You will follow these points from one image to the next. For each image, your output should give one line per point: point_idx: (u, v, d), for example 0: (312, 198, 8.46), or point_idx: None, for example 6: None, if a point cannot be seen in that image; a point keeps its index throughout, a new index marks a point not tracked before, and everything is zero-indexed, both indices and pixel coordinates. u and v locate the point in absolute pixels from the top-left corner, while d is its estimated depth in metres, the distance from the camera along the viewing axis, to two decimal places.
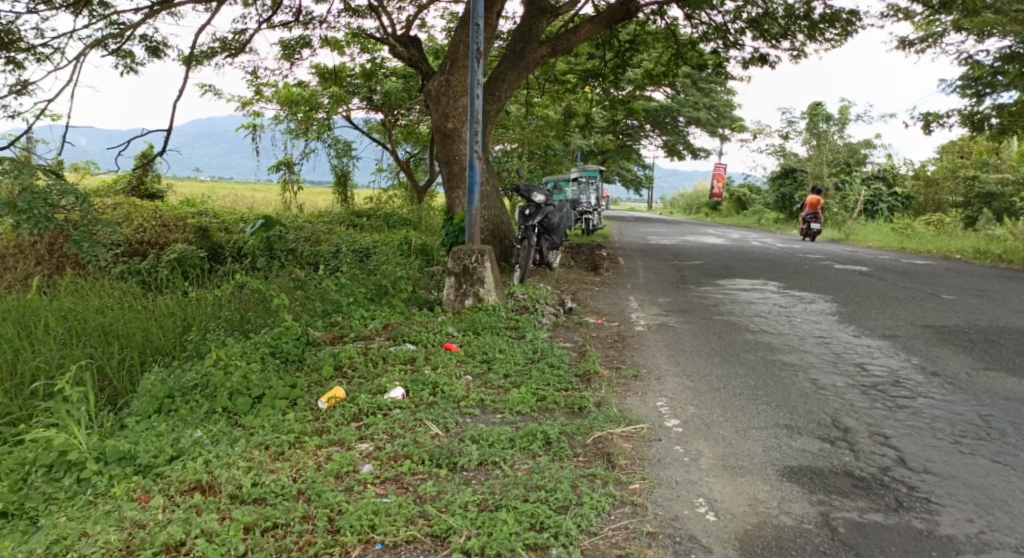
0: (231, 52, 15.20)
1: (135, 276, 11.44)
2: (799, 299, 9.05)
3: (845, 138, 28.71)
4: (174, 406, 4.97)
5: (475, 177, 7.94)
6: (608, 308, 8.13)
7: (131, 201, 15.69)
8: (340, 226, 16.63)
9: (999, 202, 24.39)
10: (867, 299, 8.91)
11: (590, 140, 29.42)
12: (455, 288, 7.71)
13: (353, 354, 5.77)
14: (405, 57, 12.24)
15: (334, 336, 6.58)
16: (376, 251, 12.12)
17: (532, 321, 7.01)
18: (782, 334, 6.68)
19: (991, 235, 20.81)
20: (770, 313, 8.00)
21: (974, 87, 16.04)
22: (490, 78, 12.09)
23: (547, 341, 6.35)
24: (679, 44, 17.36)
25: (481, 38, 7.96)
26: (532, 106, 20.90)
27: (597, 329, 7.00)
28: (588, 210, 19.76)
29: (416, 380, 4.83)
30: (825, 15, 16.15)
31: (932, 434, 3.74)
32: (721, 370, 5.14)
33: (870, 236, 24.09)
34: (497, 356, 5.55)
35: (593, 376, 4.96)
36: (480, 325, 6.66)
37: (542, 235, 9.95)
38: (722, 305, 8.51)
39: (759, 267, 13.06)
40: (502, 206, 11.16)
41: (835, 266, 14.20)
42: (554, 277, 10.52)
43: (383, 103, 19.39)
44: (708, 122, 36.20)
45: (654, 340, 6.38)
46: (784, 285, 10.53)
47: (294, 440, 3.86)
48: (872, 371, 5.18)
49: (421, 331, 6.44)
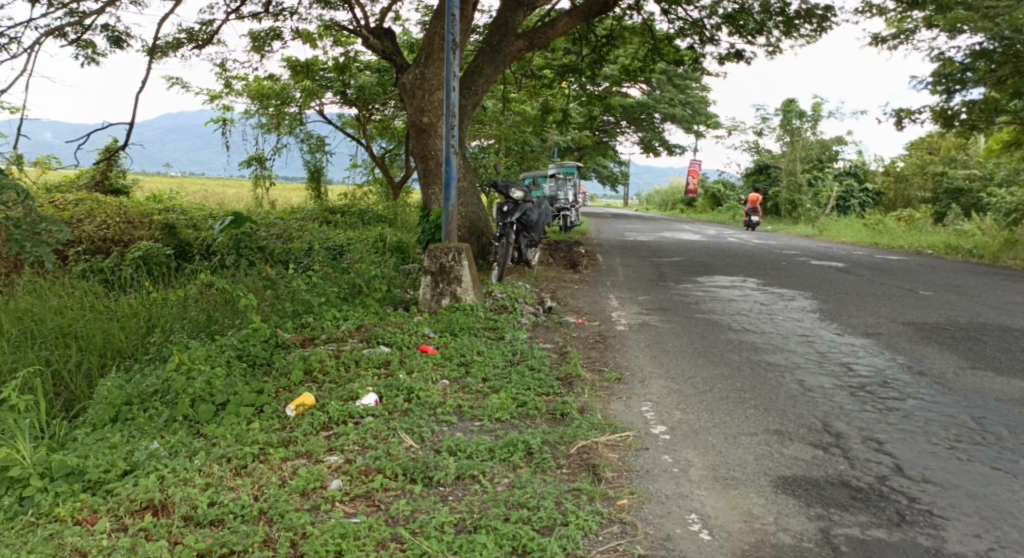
0: (199, 44, 14.85)
1: (99, 275, 11.10)
2: (779, 296, 8.94)
3: (818, 135, 28.85)
4: (133, 414, 4.77)
5: (451, 172, 7.72)
6: (587, 307, 7.96)
7: (95, 198, 15.29)
8: (312, 223, 16.33)
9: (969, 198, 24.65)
10: (847, 296, 8.82)
11: (567, 136, 29.31)
12: (432, 287, 7.49)
13: (324, 357, 5.56)
14: (379, 50, 12.00)
15: (303, 337, 6.37)
16: (349, 248, 11.86)
17: (510, 321, 6.82)
18: (765, 333, 6.54)
19: (961, 230, 21.01)
20: (750, 311, 7.88)
21: (945, 83, 16.06)
22: (466, 72, 11.86)
23: (525, 341, 6.16)
24: (654, 39, 17.26)
25: (458, 29, 7.72)
26: (508, 101, 20.71)
27: (577, 329, 6.82)
28: (565, 205, 19.61)
29: (389, 386, 4.61)
30: (800, 11, 16.11)
31: (927, 440, 3.61)
32: (707, 372, 4.98)
33: (844, 232, 24.22)
34: (474, 359, 5.36)
35: (574, 380, 4.78)
36: (457, 325, 6.46)
37: (520, 232, 9.76)
38: (703, 303, 8.38)
39: (737, 264, 12.98)
40: (479, 203, 10.95)
41: (812, 262, 14.18)
42: (532, 275, 10.33)
43: (357, 97, 19.09)
44: (683, 119, 36.25)
45: (637, 340, 6.21)
46: (763, 281, 10.43)
47: (258, 454, 3.67)
48: (859, 371, 5.05)
49: (395, 332, 6.23)
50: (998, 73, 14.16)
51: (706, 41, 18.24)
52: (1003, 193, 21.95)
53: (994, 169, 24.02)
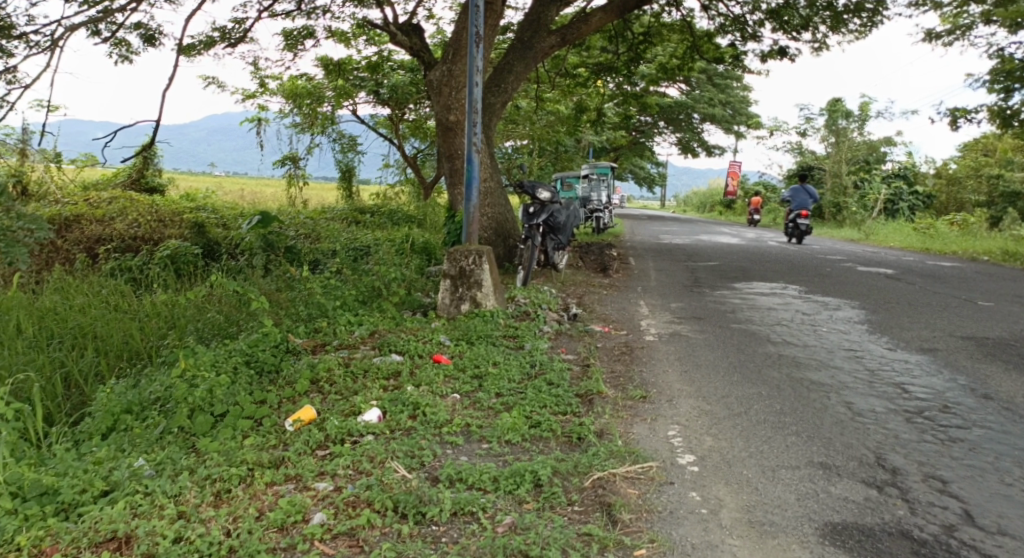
0: (231, 42, 14.73)
1: (126, 273, 10.89)
2: (822, 305, 8.42)
3: (864, 136, 28.00)
4: (130, 422, 4.44)
5: (473, 171, 7.36)
6: (614, 315, 7.55)
7: (127, 196, 15.22)
8: (341, 222, 16.13)
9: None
10: (896, 306, 8.28)
11: (603, 136, 28.82)
12: (450, 292, 7.14)
13: (332, 365, 5.21)
14: (406, 46, 11.71)
15: (315, 342, 6.04)
16: (375, 249, 11.56)
17: (533, 329, 6.43)
18: (806, 346, 6.07)
19: (1017, 236, 20.10)
20: (791, 321, 7.39)
21: (1002, 81, 15.30)
22: (496, 68, 11.48)
23: (547, 352, 5.77)
24: (694, 36, 16.74)
25: (481, 21, 7.35)
26: (543, 100, 20.33)
27: (604, 339, 6.41)
28: (599, 207, 19.16)
29: (394, 400, 4.25)
30: (849, 5, 15.48)
31: (998, 479, 3.15)
32: (741, 391, 4.54)
33: (891, 236, 23.36)
34: (490, 371, 4.99)
35: (595, 398, 4.39)
36: (475, 333, 6.09)
37: (547, 235, 9.39)
38: (740, 312, 7.91)
39: (778, 270, 12.44)
40: (507, 203, 10.60)
41: (858, 268, 13.55)
42: (560, 279, 9.93)
43: (391, 96, 18.87)
44: (723, 119, 35.49)
45: (666, 353, 5.79)
46: (806, 289, 9.89)
47: (244, 476, 3.32)
48: (913, 393, 4.58)
49: (409, 340, 5.88)
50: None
51: (748, 37, 17.68)
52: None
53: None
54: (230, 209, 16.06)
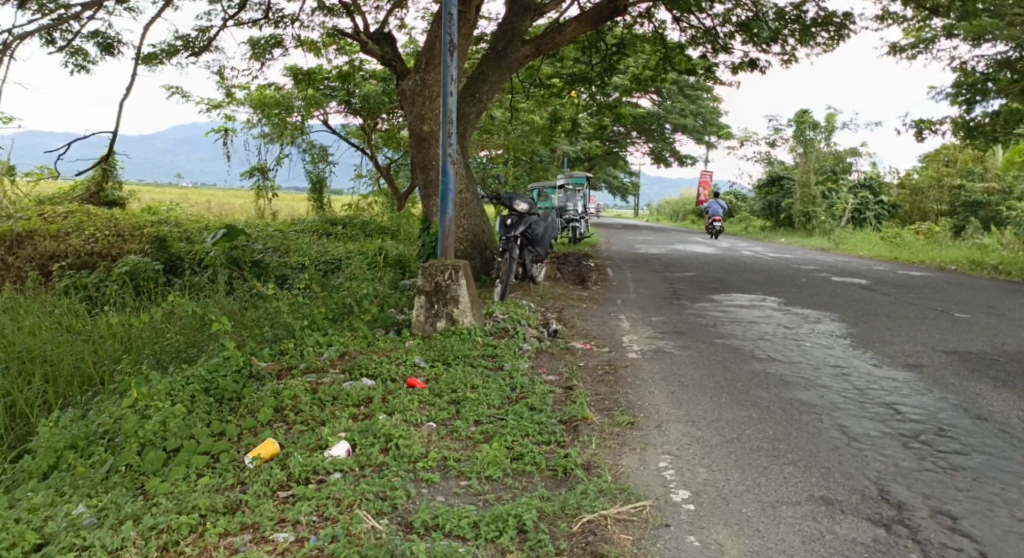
0: (195, 51, 14.39)
1: (85, 291, 10.50)
2: (803, 318, 8.29)
3: (833, 146, 28.24)
4: (75, 460, 4.18)
5: (448, 183, 7.13)
6: (595, 330, 7.33)
7: (86, 209, 14.77)
8: (311, 234, 15.81)
9: (986, 211, 24.07)
10: (877, 319, 8.17)
11: (577, 146, 28.74)
12: (426, 308, 6.87)
13: (299, 392, 4.94)
14: (378, 55, 11.47)
15: (280, 366, 5.77)
16: (346, 263, 11.27)
17: (512, 348, 6.19)
18: (793, 362, 5.91)
19: (984, 244, 20.31)
20: (774, 335, 7.24)
21: (966, 94, 15.41)
22: (470, 78, 11.27)
23: (527, 373, 5.53)
24: (666, 48, 16.70)
25: (455, 28, 7.12)
26: (516, 111, 20.16)
27: (585, 357, 6.19)
28: (573, 218, 19.02)
29: (365, 431, 3.99)
30: (817, 18, 15.51)
31: (1011, 514, 2.98)
32: (732, 415, 4.34)
33: (860, 245, 23.52)
34: (468, 396, 4.74)
35: (580, 425, 4.17)
36: (451, 353, 5.84)
37: (525, 247, 9.15)
38: (722, 326, 7.74)
39: (755, 280, 12.34)
40: (482, 215, 10.36)
41: (833, 278, 13.51)
42: (538, 292, 9.70)
43: (362, 106, 18.58)
44: (694, 129, 35.65)
45: (651, 371, 5.58)
46: (785, 300, 9.77)
47: (195, 526, 3.09)
48: (908, 413, 4.42)
49: (381, 362, 5.62)
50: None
51: (718, 49, 17.69)
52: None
53: (1014, 181, 23.36)
54: (195, 222, 15.67)
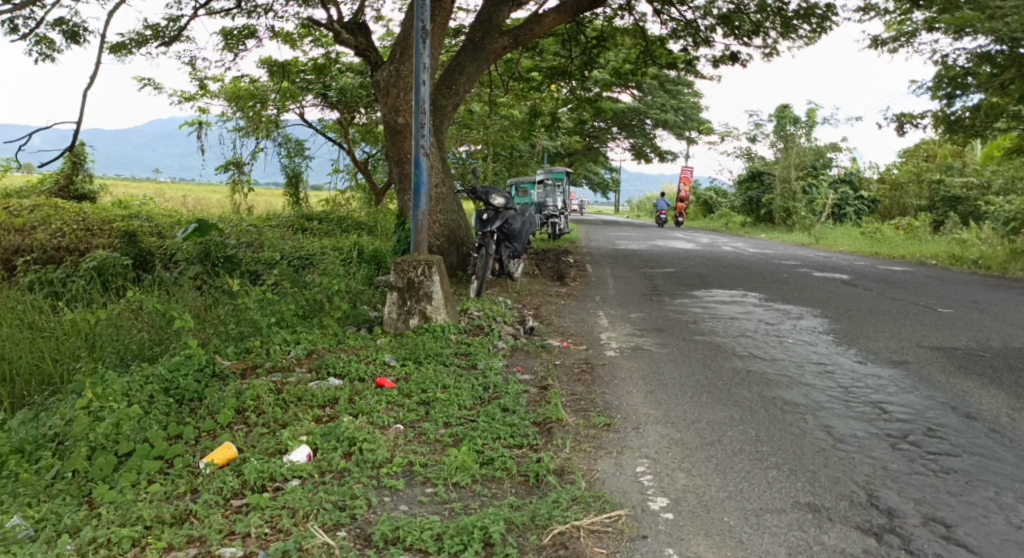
0: (165, 41, 14.04)
1: (49, 287, 10.16)
2: (784, 314, 8.16)
3: (812, 142, 28.27)
4: (19, 466, 3.94)
5: (421, 175, 6.91)
6: (573, 328, 7.15)
7: (52, 203, 14.37)
8: (286, 230, 15.51)
9: (964, 206, 24.18)
10: (859, 314, 8.05)
11: (557, 141, 28.55)
12: (398, 306, 6.66)
13: (261, 392, 4.71)
14: (352, 45, 11.21)
15: (244, 365, 5.53)
16: (320, 259, 11.00)
17: (486, 346, 5.99)
18: (775, 359, 5.75)
19: (962, 239, 20.39)
20: (756, 331, 7.08)
21: (945, 88, 15.41)
22: (447, 70, 11.04)
23: (501, 372, 5.33)
24: (647, 41, 16.56)
25: (427, 15, 6.90)
26: (496, 105, 19.92)
27: (562, 354, 6.00)
28: (554, 213, 18.85)
29: (327, 435, 3.77)
30: (799, 11, 15.43)
31: (1007, 521, 2.83)
32: (713, 415, 4.15)
33: (840, 240, 23.54)
34: (438, 396, 4.54)
35: (553, 427, 3.97)
36: (423, 351, 5.62)
37: (502, 242, 8.94)
38: (703, 322, 7.58)
39: (736, 276, 12.21)
40: (459, 210, 10.15)
41: (814, 274, 13.42)
42: (515, 288, 9.50)
43: (339, 100, 18.27)
44: (675, 125, 35.60)
45: (630, 370, 5.40)
46: (767, 296, 9.64)
47: (139, 538, 2.87)
48: (895, 412, 4.26)
49: (350, 361, 5.40)
50: (1002, 77, 13.59)
51: (700, 43, 17.58)
52: (1004, 201, 21.36)
53: (992, 177, 23.48)
54: (167, 217, 15.31)
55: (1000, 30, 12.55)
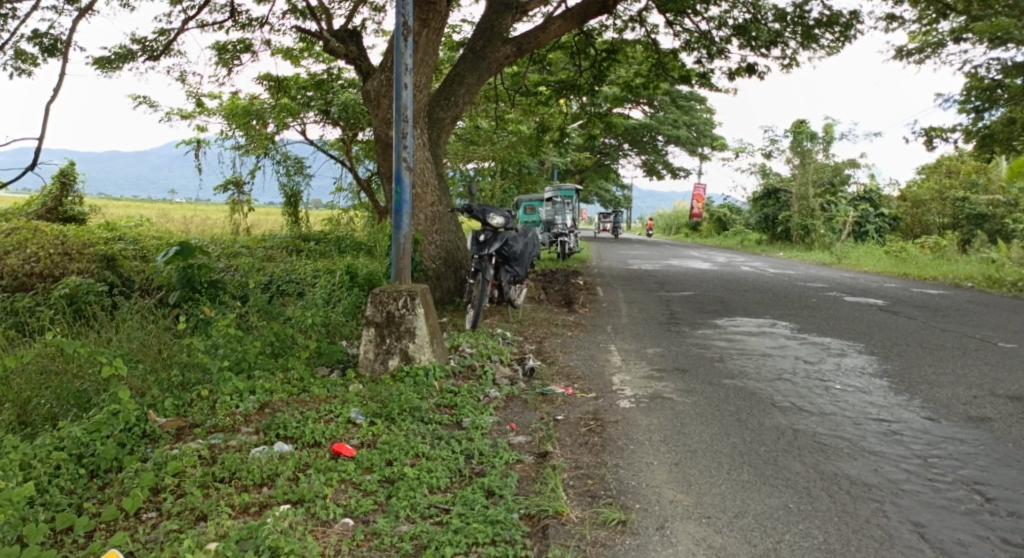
0: (152, 54, 13.25)
1: (13, 318, 9.23)
2: (823, 349, 7.15)
3: (831, 157, 27.30)
4: None
5: (403, 193, 6.02)
6: (580, 368, 6.17)
7: (33, 226, 13.53)
8: (280, 251, 14.63)
9: (990, 224, 23.05)
10: (909, 351, 7.01)
11: (567, 159, 27.68)
12: (375, 344, 5.70)
13: (186, 462, 3.77)
14: (342, 54, 10.32)
15: (182, 420, 4.60)
16: (309, 285, 10.04)
17: (474, 397, 5.03)
18: (826, 414, 4.76)
19: (991, 259, 19.35)
20: (795, 374, 6.06)
21: (968, 101, 14.45)
22: (445, 80, 10.11)
23: (491, 432, 4.37)
24: (660, 52, 15.67)
25: (410, 10, 5.98)
26: (503, 121, 19.01)
27: (567, 406, 5.01)
28: (563, 232, 17.95)
29: (244, 546, 2.85)
30: (822, 18, 14.49)
31: None
32: (762, 504, 3.18)
33: (863, 260, 22.49)
34: (405, 472, 3.56)
35: (550, 526, 3.04)
36: (396, 404, 4.67)
37: (501, 265, 7.99)
38: (731, 360, 6.59)
39: (761, 301, 11.19)
40: (457, 230, 9.21)
41: (844, 298, 12.38)
42: (517, 317, 8.54)
43: (340, 117, 17.44)
44: (688, 141, 34.63)
45: (649, 428, 4.40)
46: (798, 326, 8.61)
47: None
48: (1003, 502, 3.27)
49: (305, 417, 4.44)
50: None
51: (714, 55, 16.70)
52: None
53: (1018, 194, 22.40)
54: (156, 239, 14.44)
55: None
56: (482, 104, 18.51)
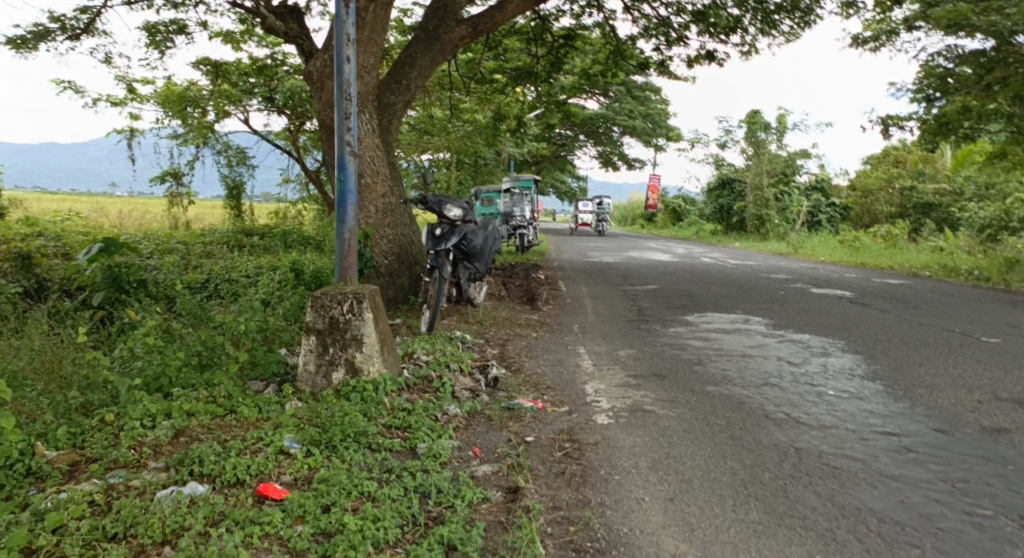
0: (75, 35, 12.23)
1: None
2: (805, 348, 6.67)
3: (784, 148, 27.23)
4: None
5: (347, 181, 5.32)
6: (549, 375, 5.57)
7: None
8: (221, 247, 13.75)
9: (936, 213, 23.32)
10: (895, 349, 6.57)
11: (523, 150, 27.09)
12: (316, 354, 5.02)
13: (70, 513, 3.14)
14: (281, 32, 9.50)
15: (75, 454, 3.99)
16: (249, 284, 9.29)
17: (430, 417, 4.41)
18: (827, 427, 4.24)
19: (940, 247, 19.43)
20: (781, 377, 5.55)
21: (923, 90, 14.01)
22: (396, 62, 9.35)
23: (448, 462, 3.76)
24: (617, 39, 15.18)
25: None
26: (458, 110, 18.29)
27: (537, 424, 4.39)
28: (521, 225, 17.41)
29: None
30: (783, 3, 14.05)
31: None
32: None
33: (819, 250, 22.41)
34: (346, 522, 2.96)
35: None
36: (339, 429, 4.04)
37: (459, 261, 7.34)
38: (710, 363, 6.06)
39: (729, 295, 10.73)
40: (411, 222, 8.53)
41: (811, 290, 12.03)
42: (477, 317, 7.91)
43: (284, 105, 16.53)
44: (643, 132, 34.34)
45: (633, 451, 3.82)
46: (773, 322, 8.15)
47: None
48: None
49: (225, 447, 3.84)
50: (989, 77, 12.49)
51: (672, 41, 16.25)
52: (978, 207, 20.45)
53: (965, 183, 22.57)
54: (84, 235, 13.36)
55: (998, 23, 11.33)
56: (434, 92, 17.78)
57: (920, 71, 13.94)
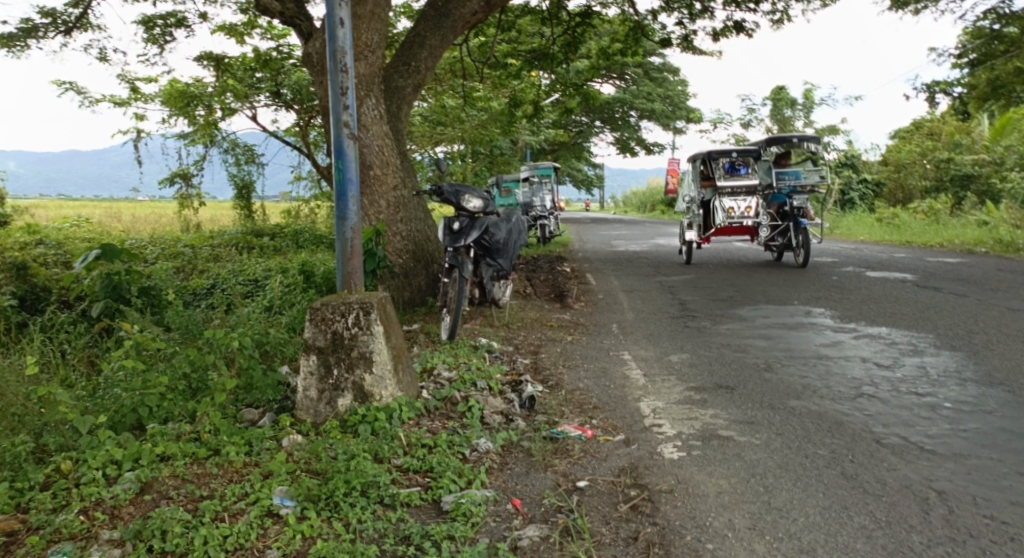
0: (66, 29, 11.44)
1: None
2: (890, 346, 5.72)
3: (811, 124, 26.05)
4: None
5: (347, 170, 4.46)
6: (594, 391, 4.69)
7: None
8: (228, 248, 13.00)
9: (976, 185, 22.06)
10: (998, 343, 5.61)
11: (540, 137, 26.11)
12: (317, 377, 4.16)
13: None
14: (277, 13, 8.64)
15: (15, 520, 3.21)
16: (253, 289, 8.49)
17: (455, 456, 3.55)
18: (963, 457, 3.34)
19: (984, 222, 18.23)
20: (877, 385, 4.64)
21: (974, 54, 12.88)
22: (403, 42, 8.39)
23: (486, 524, 2.91)
24: (637, 16, 14.22)
25: None
26: (472, 97, 17.37)
27: (589, 461, 3.52)
28: (542, 214, 16.48)
29: None
30: None
31: None
32: None
33: (854, 229, 21.30)
34: None
35: None
36: (341, 480, 3.20)
37: (482, 258, 6.44)
38: (783, 368, 5.14)
39: (779, 284, 9.75)
40: (425, 215, 7.65)
41: (865, 274, 11.01)
42: (504, 320, 7.02)
43: (289, 99, 15.69)
44: (663, 115, 33.19)
45: (722, 502, 2.96)
46: (839, 315, 7.19)
47: None
48: None
49: (194, 514, 3.03)
50: None
51: (696, 14, 15.22)
52: (1021, 177, 19.21)
53: (1005, 152, 21.20)
54: (85, 242, 12.60)
55: None
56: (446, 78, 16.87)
57: (964, 34, 12.84)
